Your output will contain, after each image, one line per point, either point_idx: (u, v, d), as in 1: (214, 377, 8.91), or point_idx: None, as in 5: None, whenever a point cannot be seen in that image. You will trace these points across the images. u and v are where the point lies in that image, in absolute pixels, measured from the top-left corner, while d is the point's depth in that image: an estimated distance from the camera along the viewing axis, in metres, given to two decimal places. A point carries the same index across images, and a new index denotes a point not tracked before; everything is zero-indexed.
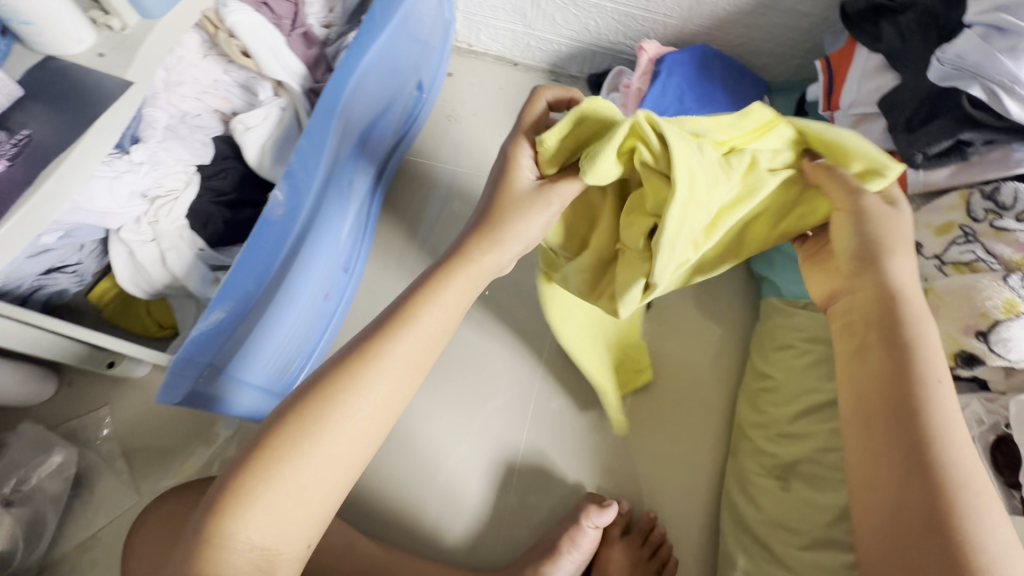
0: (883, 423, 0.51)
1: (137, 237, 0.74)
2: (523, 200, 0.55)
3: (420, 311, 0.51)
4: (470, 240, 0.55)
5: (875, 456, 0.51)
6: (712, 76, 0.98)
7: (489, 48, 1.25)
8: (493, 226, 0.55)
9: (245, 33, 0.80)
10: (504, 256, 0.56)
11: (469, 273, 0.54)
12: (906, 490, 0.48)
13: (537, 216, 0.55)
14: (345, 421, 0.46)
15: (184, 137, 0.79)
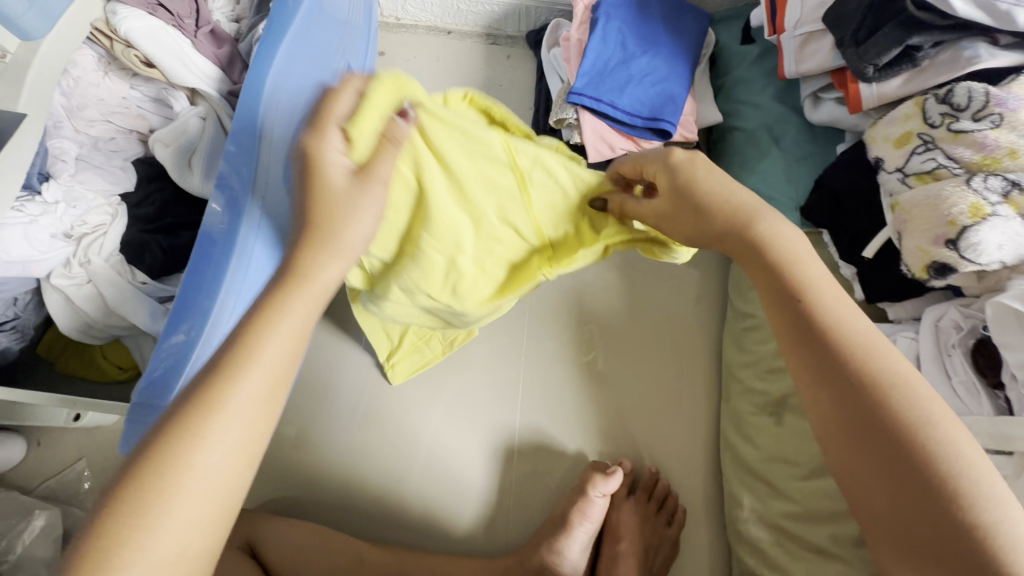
0: (807, 342, 0.45)
1: (70, 281, 0.69)
2: (344, 187, 0.43)
3: (260, 341, 0.39)
4: (300, 246, 0.42)
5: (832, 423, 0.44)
6: (652, 15, 0.94)
7: (419, 19, 1.18)
8: (320, 225, 0.42)
9: (143, 40, 0.72)
10: (349, 263, 0.44)
11: (310, 290, 0.42)
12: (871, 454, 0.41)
13: (365, 211, 0.44)
14: (192, 487, 0.36)
15: (100, 166, 0.72)
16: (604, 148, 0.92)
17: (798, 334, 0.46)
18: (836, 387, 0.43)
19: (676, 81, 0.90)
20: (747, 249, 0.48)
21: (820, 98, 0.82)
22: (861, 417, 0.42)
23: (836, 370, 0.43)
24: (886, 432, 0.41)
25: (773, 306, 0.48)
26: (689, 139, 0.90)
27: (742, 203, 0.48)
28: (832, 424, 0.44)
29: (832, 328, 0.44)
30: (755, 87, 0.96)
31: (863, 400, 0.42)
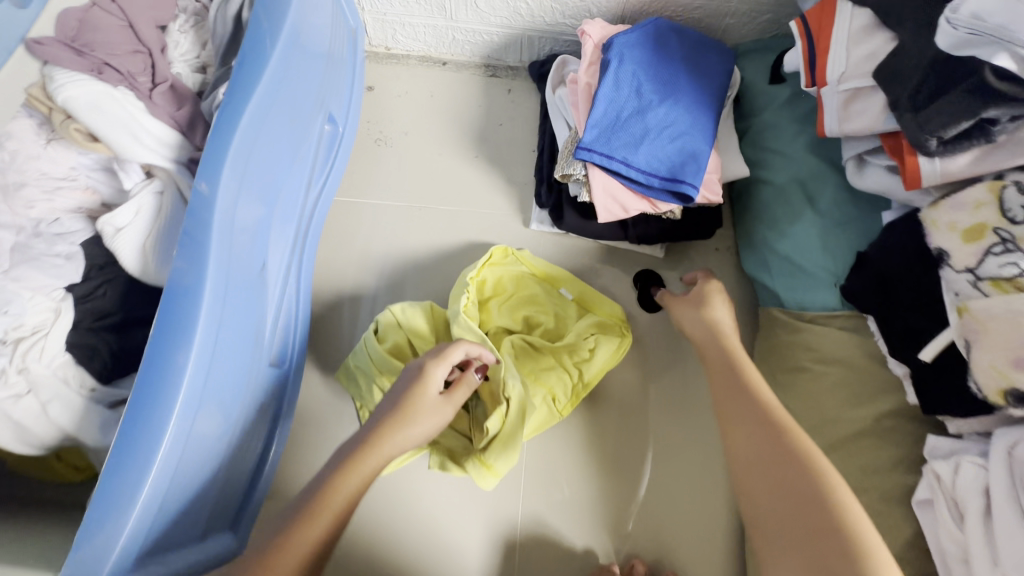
0: (738, 412, 0.58)
1: (6, 392, 0.60)
2: (432, 406, 0.61)
3: (336, 495, 0.50)
4: (385, 422, 0.58)
5: (761, 456, 0.53)
6: (671, 55, 0.83)
7: (410, 49, 1.08)
8: (406, 419, 0.59)
9: (82, 111, 0.64)
10: (413, 435, 0.59)
11: (377, 458, 0.55)
12: (780, 464, 0.51)
13: (424, 421, 0.60)
14: None
15: (38, 256, 0.63)
16: (615, 208, 0.82)
17: (740, 410, 0.58)
18: (757, 447, 0.54)
19: (698, 135, 0.79)
20: (722, 355, 0.65)
21: (866, 161, 0.71)
22: (774, 469, 0.52)
23: (756, 437, 0.54)
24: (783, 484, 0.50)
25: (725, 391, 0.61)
26: (712, 200, 0.80)
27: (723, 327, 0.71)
28: (745, 464, 0.54)
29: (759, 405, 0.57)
30: (786, 135, 0.85)
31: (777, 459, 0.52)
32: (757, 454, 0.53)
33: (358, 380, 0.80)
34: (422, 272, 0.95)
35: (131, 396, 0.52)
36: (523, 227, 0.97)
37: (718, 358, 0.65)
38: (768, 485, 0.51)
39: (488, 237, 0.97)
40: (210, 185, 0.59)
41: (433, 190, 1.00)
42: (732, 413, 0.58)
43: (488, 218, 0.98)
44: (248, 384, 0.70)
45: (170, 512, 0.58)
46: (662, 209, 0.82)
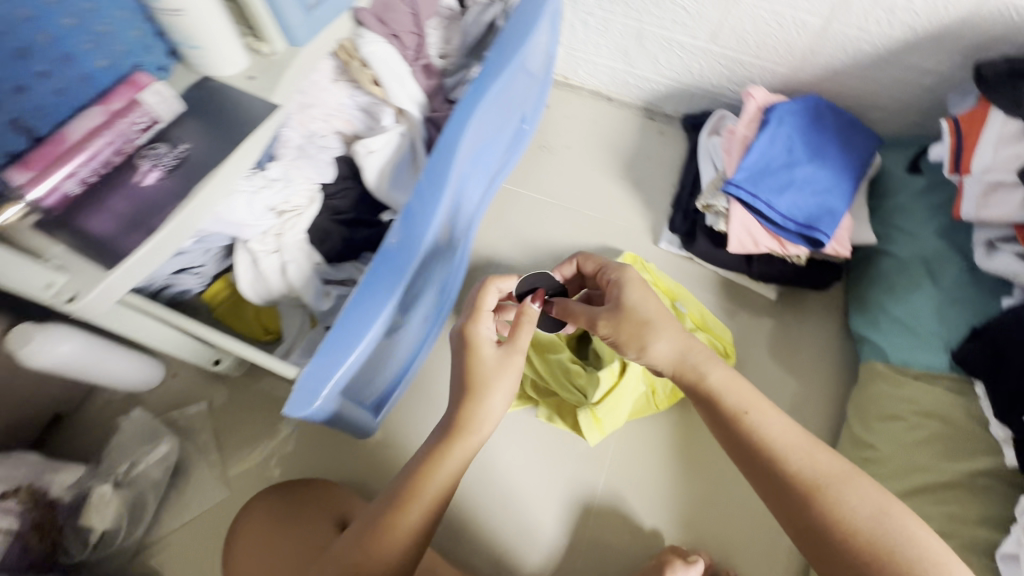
0: (757, 464, 0.58)
1: (264, 249, 0.78)
2: (495, 367, 0.63)
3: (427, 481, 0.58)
4: (461, 410, 0.61)
5: (802, 529, 0.55)
6: (825, 128, 0.96)
7: (585, 82, 1.27)
8: (476, 392, 0.62)
9: (379, 63, 0.84)
10: (490, 417, 0.62)
11: (464, 446, 0.60)
12: (824, 534, 0.53)
13: (505, 383, 0.63)
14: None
15: (312, 157, 0.83)
16: (747, 241, 0.94)
17: (752, 461, 0.59)
18: (810, 510, 0.54)
19: (838, 196, 0.91)
20: (688, 379, 0.63)
21: (996, 248, 0.80)
22: (815, 541, 0.54)
23: (785, 484, 0.56)
24: (833, 543, 0.53)
25: (741, 441, 0.60)
26: (839, 253, 0.90)
27: (689, 341, 0.64)
28: (796, 534, 0.56)
29: (784, 472, 0.57)
30: (917, 217, 0.94)
31: (797, 513, 0.55)
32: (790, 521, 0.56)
33: None
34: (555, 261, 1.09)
35: (363, 279, 0.67)
36: (652, 245, 1.10)
37: (705, 400, 0.62)
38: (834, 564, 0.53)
39: (619, 245, 1.11)
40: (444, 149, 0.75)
41: (578, 197, 1.16)
42: (761, 477, 0.58)
43: (622, 231, 1.12)
44: (421, 307, 0.85)
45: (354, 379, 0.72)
46: (789, 252, 0.93)
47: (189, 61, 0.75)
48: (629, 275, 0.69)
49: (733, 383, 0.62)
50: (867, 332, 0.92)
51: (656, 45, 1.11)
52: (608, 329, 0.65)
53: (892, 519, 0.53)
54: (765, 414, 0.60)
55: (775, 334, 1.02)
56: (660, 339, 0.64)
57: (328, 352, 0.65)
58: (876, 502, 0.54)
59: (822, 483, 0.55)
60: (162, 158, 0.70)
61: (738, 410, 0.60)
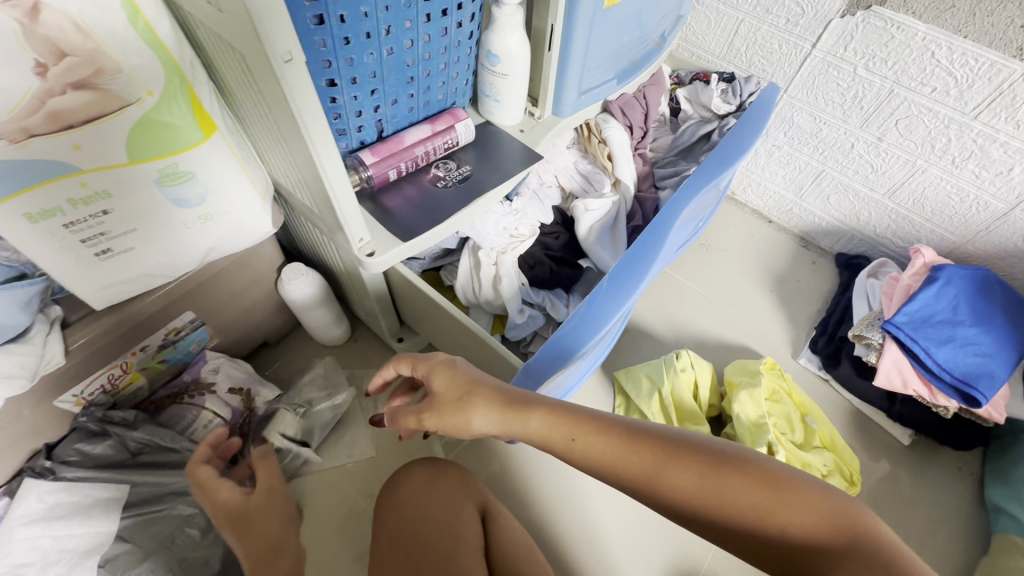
0: (656, 497, 0.49)
1: (487, 259, 0.95)
2: None
3: None
4: None
5: (737, 539, 0.47)
6: (994, 300, 1.02)
7: (751, 201, 1.43)
8: None
9: (616, 144, 1.03)
10: None
11: None
12: (754, 536, 0.46)
13: None
14: None
15: (541, 201, 1.01)
16: (896, 379, 1.00)
17: (654, 491, 0.49)
18: (717, 509, 0.47)
19: (999, 364, 0.95)
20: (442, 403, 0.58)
21: None
22: (749, 541, 0.46)
23: (684, 504, 0.48)
24: (765, 535, 0.45)
25: (579, 469, 0.54)
26: (992, 416, 0.93)
27: (474, 385, 0.58)
28: (739, 544, 0.47)
29: (684, 495, 0.48)
30: None
31: (718, 530, 0.47)
32: (727, 540, 0.48)
33: (640, 382, 1.02)
34: (695, 345, 1.19)
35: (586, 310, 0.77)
36: (790, 358, 1.18)
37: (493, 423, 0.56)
38: (774, 551, 0.46)
39: (758, 348, 1.19)
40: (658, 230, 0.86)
41: (728, 295, 1.27)
42: (679, 509, 0.49)
43: (763, 337, 1.21)
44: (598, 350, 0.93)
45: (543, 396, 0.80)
46: (938, 402, 0.97)
47: (483, 108, 0.97)
48: (435, 357, 0.62)
49: (496, 406, 0.56)
50: (1008, 505, 0.93)
51: (831, 187, 1.25)
52: (431, 420, 0.58)
53: (712, 477, 0.47)
54: (584, 433, 0.53)
55: (901, 478, 1.03)
56: (476, 411, 0.56)
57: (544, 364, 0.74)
58: (757, 491, 0.45)
59: (646, 477, 0.49)
60: (450, 172, 0.90)
61: (562, 443, 0.54)
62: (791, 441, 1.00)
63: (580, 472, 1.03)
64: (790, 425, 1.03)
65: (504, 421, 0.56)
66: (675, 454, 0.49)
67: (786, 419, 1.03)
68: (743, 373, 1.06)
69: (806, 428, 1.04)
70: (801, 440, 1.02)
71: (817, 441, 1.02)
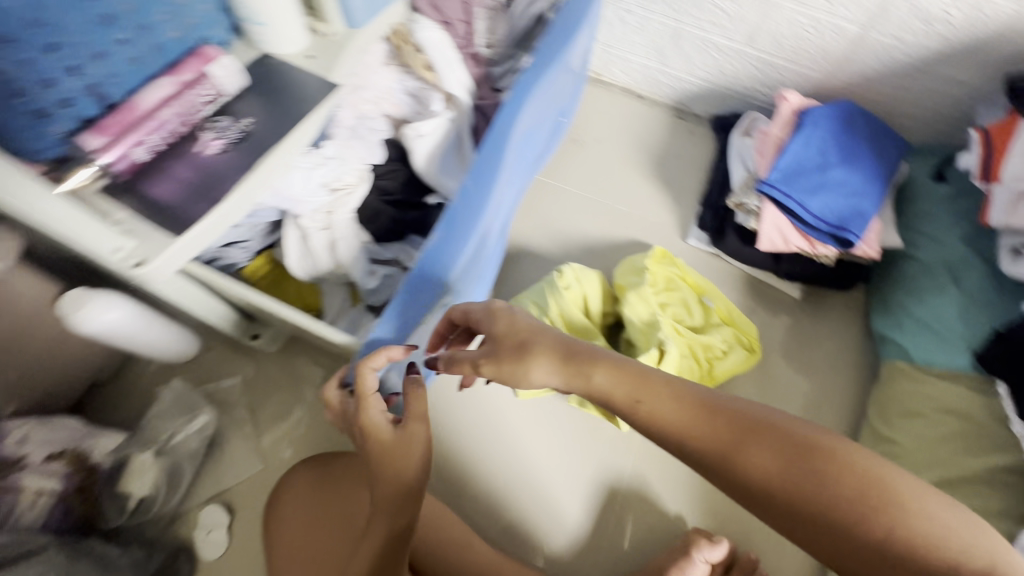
0: (729, 472, 0.46)
1: (314, 225, 0.80)
2: None
3: None
4: None
5: (825, 537, 0.43)
6: (859, 133, 0.99)
7: (618, 79, 1.29)
8: None
9: (431, 48, 0.86)
10: None
11: None
12: (846, 535, 0.42)
13: None
14: None
15: (363, 138, 0.84)
16: (777, 240, 0.97)
17: (727, 466, 0.46)
18: (796, 503, 0.43)
19: (869, 199, 0.94)
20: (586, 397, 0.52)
21: (1021, 253, 0.82)
22: (836, 539, 0.42)
23: (761, 490, 0.45)
24: (869, 538, 0.41)
25: (642, 432, 0.51)
26: (868, 254, 0.93)
27: (531, 346, 0.56)
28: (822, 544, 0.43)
29: (767, 477, 0.44)
30: (941, 224, 0.97)
31: (804, 522, 0.43)
32: (811, 540, 0.43)
33: (527, 311, 0.95)
34: (584, 252, 1.11)
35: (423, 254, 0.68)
36: (681, 241, 1.13)
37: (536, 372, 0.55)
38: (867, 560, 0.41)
39: (648, 239, 1.13)
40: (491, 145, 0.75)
41: (611, 190, 1.18)
42: (754, 493, 0.45)
43: (651, 226, 1.14)
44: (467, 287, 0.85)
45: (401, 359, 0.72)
46: (818, 251, 0.96)
47: (252, 38, 0.76)
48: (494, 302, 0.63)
49: (633, 381, 0.51)
50: (889, 332, 0.95)
51: (692, 45, 1.13)
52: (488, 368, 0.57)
53: (798, 470, 0.44)
54: (656, 393, 0.50)
55: (794, 329, 1.05)
56: (535, 362, 0.55)
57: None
58: (862, 488, 0.42)
59: (720, 448, 0.46)
60: (225, 131, 0.70)
61: (626, 402, 0.50)
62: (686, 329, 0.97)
63: (497, 412, 0.97)
64: (686, 310, 1.00)
65: (556, 373, 0.54)
66: (782, 449, 0.45)
67: (681, 311, 1.00)
68: (631, 269, 1.02)
69: (705, 308, 1.01)
70: (700, 322, 1.00)
71: (716, 317, 1.00)
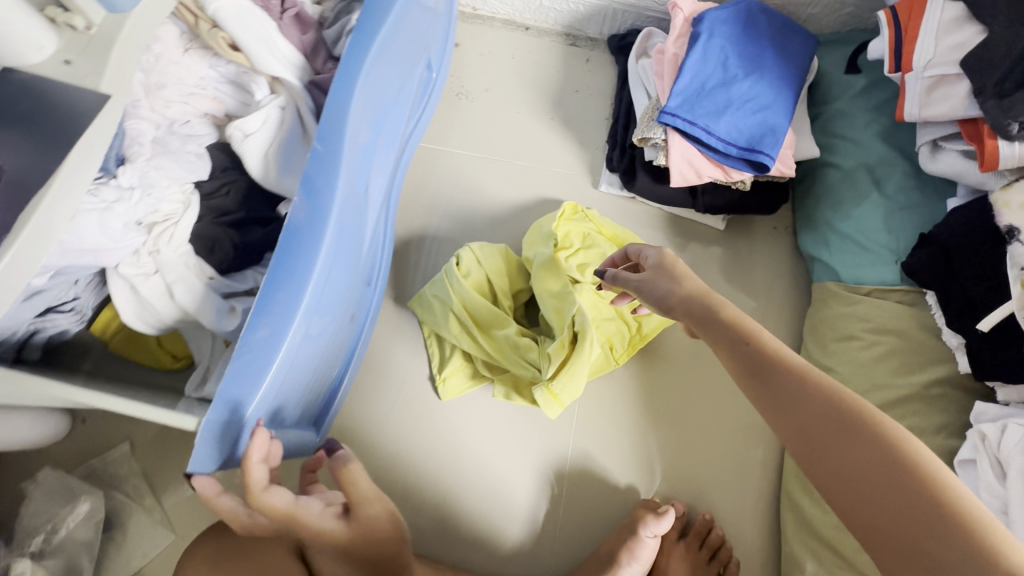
0: (790, 419, 0.50)
1: (138, 270, 0.66)
2: None
3: None
4: None
5: (858, 487, 0.45)
6: (760, 35, 0.87)
7: (496, 11, 1.11)
8: None
9: (231, 22, 0.68)
10: None
11: None
12: (878, 485, 0.44)
13: None
14: None
15: (175, 151, 0.69)
16: (690, 174, 0.87)
17: (788, 416, 0.50)
18: (844, 464, 0.46)
19: (779, 110, 0.84)
20: (730, 335, 0.56)
21: (940, 147, 0.76)
22: (866, 489, 0.45)
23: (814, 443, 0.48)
24: (900, 490, 0.43)
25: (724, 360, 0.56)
26: (785, 173, 0.84)
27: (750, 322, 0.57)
28: (846, 497, 0.45)
29: (823, 413, 0.49)
30: (859, 123, 0.89)
31: (843, 464, 0.46)
32: (842, 489, 0.46)
33: (432, 307, 0.86)
34: (490, 223, 1.00)
35: (265, 277, 0.57)
36: (592, 190, 1.02)
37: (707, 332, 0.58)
38: (885, 512, 0.43)
39: (557, 195, 1.02)
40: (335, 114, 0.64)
41: (509, 145, 1.05)
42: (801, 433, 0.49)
43: (558, 179, 1.03)
44: (347, 294, 0.74)
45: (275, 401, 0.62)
46: (734, 178, 0.87)
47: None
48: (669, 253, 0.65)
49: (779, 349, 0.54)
50: (817, 252, 0.89)
51: None
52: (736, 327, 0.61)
53: (860, 424, 0.47)
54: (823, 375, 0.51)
55: (724, 263, 0.98)
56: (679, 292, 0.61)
57: (239, 374, 0.55)
58: (911, 456, 0.45)
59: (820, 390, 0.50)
60: None
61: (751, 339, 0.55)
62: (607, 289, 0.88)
63: (422, 414, 0.89)
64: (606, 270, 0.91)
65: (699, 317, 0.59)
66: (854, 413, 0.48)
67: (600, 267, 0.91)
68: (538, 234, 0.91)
69: None
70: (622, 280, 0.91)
71: None
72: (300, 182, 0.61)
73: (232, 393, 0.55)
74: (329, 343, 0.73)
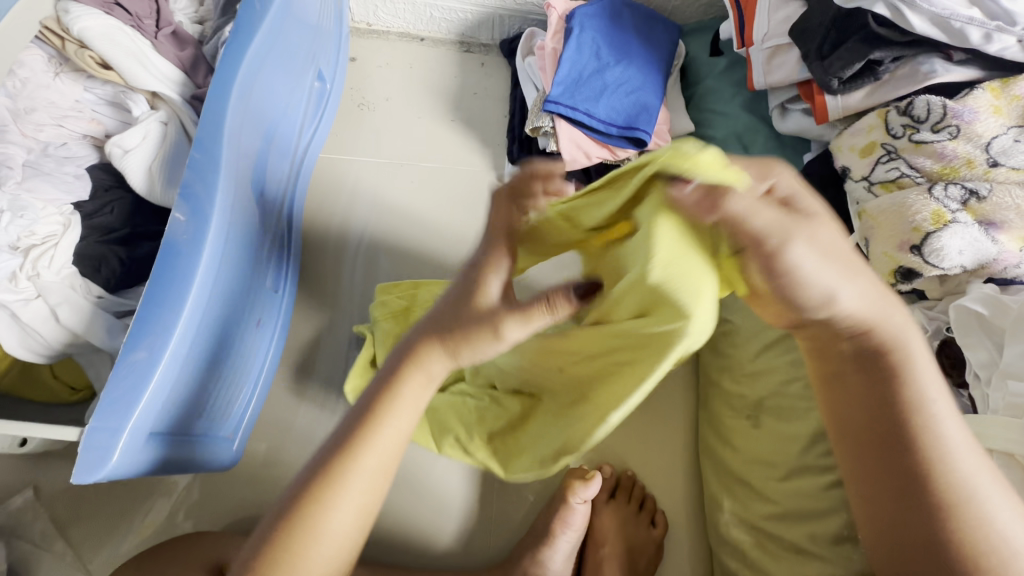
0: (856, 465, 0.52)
1: (16, 297, 0.63)
2: None
3: None
4: None
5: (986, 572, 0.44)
6: (625, 26, 0.95)
7: (391, 25, 1.16)
8: None
9: (99, 42, 0.68)
10: None
11: None
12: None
13: None
14: None
15: (50, 172, 0.68)
16: (580, 156, 0.92)
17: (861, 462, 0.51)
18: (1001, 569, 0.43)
19: (649, 91, 0.92)
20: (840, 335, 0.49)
21: (788, 109, 0.85)
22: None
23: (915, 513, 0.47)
24: None
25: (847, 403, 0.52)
26: (663, 147, 0.92)
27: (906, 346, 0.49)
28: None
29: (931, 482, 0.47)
30: (725, 98, 0.98)
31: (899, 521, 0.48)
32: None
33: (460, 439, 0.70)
34: (405, 227, 1.02)
35: (134, 320, 0.54)
36: (498, 184, 1.07)
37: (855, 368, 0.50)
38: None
39: (466, 192, 1.06)
40: (216, 116, 0.64)
41: (413, 150, 1.08)
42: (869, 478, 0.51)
43: (465, 177, 1.07)
44: (244, 308, 0.74)
45: (171, 411, 0.61)
46: (620, 156, 0.93)
47: None
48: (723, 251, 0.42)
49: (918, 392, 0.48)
50: None
51: None
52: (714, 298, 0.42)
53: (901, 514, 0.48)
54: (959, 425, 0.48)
55: None
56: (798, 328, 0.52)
57: (115, 407, 0.53)
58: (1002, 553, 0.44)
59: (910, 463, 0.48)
60: None
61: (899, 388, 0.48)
62: (629, 332, 0.47)
63: None
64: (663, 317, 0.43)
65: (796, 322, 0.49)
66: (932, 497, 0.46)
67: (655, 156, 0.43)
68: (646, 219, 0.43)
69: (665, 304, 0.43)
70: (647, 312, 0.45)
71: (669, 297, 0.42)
72: (179, 191, 0.60)
73: (109, 419, 0.53)
74: (229, 356, 0.72)
